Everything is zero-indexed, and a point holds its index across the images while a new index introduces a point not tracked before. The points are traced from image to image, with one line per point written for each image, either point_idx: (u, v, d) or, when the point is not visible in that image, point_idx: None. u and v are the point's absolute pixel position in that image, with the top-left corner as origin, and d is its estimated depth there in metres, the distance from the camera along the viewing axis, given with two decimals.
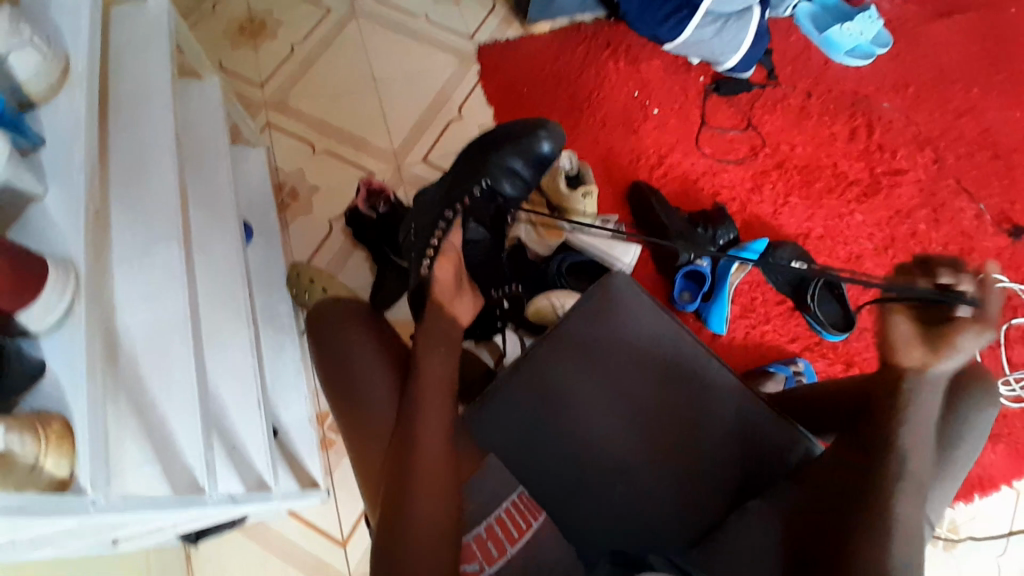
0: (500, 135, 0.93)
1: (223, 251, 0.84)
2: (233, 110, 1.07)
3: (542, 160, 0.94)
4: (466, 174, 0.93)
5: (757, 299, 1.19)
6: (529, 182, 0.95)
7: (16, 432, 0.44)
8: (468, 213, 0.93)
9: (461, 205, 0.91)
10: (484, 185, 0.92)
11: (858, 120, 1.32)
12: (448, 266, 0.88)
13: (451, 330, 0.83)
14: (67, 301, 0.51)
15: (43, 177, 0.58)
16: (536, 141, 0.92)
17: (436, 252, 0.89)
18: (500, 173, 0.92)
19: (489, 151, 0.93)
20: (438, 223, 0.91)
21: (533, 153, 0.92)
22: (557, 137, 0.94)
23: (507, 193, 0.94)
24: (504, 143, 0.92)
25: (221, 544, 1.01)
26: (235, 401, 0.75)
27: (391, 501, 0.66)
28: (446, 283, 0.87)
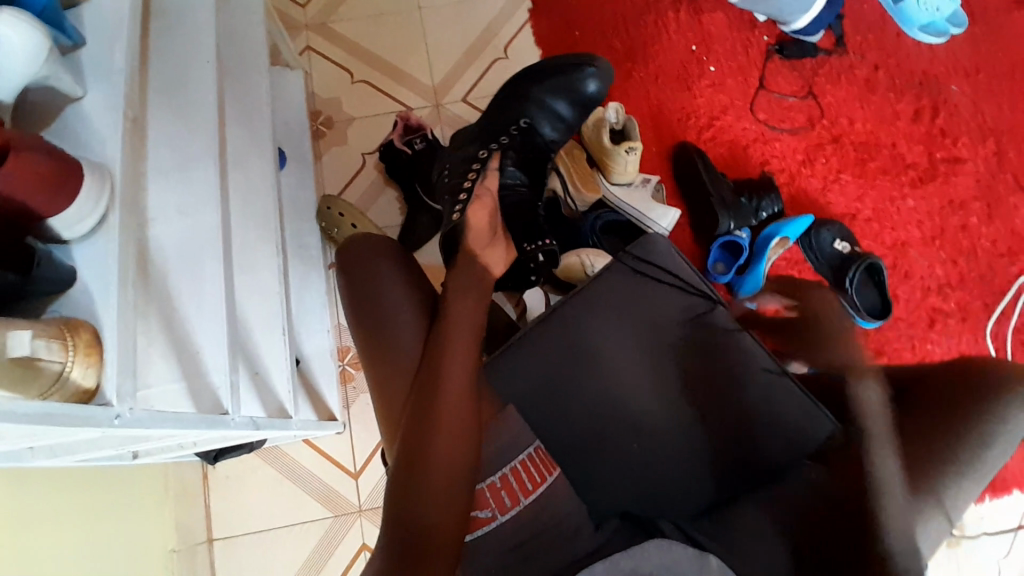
0: (544, 71, 0.95)
1: (256, 175, 0.82)
2: (275, 29, 1.03)
3: (583, 99, 0.96)
4: (504, 109, 0.95)
5: (793, 278, 1.16)
6: (569, 124, 0.97)
7: (45, 338, 0.43)
8: (505, 153, 0.93)
9: (497, 144, 0.92)
10: (523, 123, 0.94)
11: (924, 100, 1.23)
12: (482, 212, 0.86)
13: (485, 276, 0.80)
14: (102, 209, 0.50)
15: (82, 79, 0.56)
16: (580, 79, 0.94)
17: (470, 196, 0.86)
18: (539, 112, 0.95)
19: (530, 88, 0.94)
20: (472, 163, 0.91)
21: (575, 91, 0.94)
22: (603, 75, 0.95)
23: (546, 133, 0.96)
24: (545, 80, 0.94)
25: (238, 463, 1.05)
26: (261, 327, 0.75)
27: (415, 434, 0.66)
28: (480, 229, 0.85)
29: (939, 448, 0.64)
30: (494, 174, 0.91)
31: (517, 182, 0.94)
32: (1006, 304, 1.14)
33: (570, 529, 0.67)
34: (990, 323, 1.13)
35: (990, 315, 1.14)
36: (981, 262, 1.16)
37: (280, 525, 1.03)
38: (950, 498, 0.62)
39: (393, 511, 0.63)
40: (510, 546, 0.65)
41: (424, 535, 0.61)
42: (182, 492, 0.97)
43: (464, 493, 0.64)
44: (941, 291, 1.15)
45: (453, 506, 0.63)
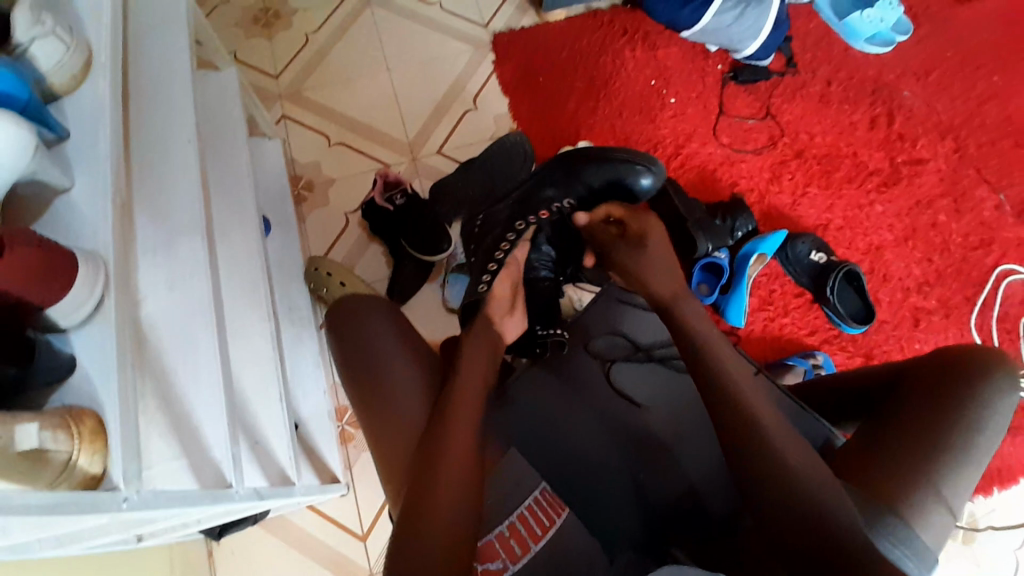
0: (600, 155, 0.93)
1: (242, 244, 0.84)
2: (251, 102, 1.07)
3: (632, 192, 0.94)
4: (550, 184, 0.94)
5: (775, 292, 1.18)
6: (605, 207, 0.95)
7: (50, 430, 0.43)
8: (541, 228, 0.94)
9: (535, 219, 0.93)
10: (564, 205, 0.94)
11: (878, 109, 1.29)
12: (507, 280, 0.88)
13: (496, 339, 0.81)
14: (97, 295, 0.52)
15: (69, 170, 0.58)
16: (634, 174, 0.92)
17: (499, 265, 0.89)
18: (583, 193, 0.94)
19: (582, 169, 0.93)
20: (509, 231, 0.93)
21: (626, 183, 0.92)
22: (658, 176, 0.93)
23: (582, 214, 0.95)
24: (599, 164, 0.92)
25: (242, 537, 1.03)
26: (257, 396, 0.76)
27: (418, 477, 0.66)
28: (502, 297, 0.86)
29: (935, 433, 0.65)
30: (524, 246, 0.93)
31: (545, 259, 0.95)
32: (986, 295, 1.18)
33: (584, 567, 0.66)
34: (973, 314, 1.16)
35: (972, 306, 1.17)
36: (956, 256, 1.20)
37: None
38: (949, 483, 0.63)
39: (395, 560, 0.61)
40: None
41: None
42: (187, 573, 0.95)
43: (467, 536, 0.63)
44: (921, 290, 1.18)
45: (457, 553, 0.61)
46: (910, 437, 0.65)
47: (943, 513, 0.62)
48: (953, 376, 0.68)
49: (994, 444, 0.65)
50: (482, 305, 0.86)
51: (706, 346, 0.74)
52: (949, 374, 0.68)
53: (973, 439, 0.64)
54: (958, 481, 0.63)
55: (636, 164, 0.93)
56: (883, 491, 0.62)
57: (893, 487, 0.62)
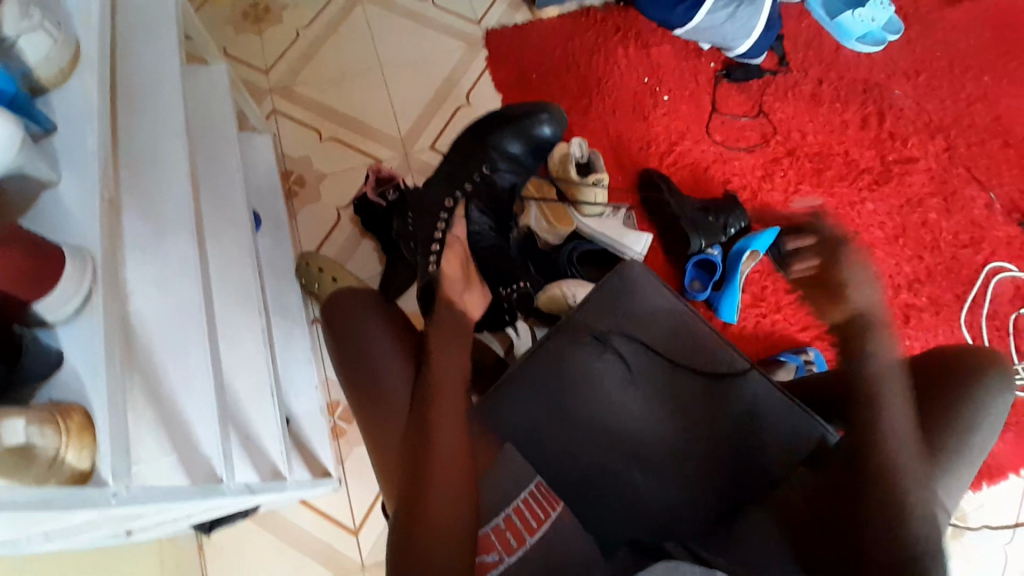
0: (503, 118, 0.99)
1: (234, 240, 0.84)
2: (242, 98, 1.06)
3: (541, 142, 1.00)
4: (465, 157, 1.00)
5: (767, 288, 1.18)
6: (523, 167, 1.01)
7: (38, 425, 0.42)
8: (470, 199, 0.99)
9: (462, 191, 0.98)
10: (485, 173, 0.98)
11: (869, 108, 1.30)
12: (454, 260, 0.93)
13: (461, 320, 0.86)
14: (86, 289, 0.51)
15: (56, 164, 0.57)
16: (536, 124, 0.99)
17: (442, 246, 0.94)
18: (500, 157, 0.99)
19: (491, 135, 0.99)
20: (441, 211, 0.98)
21: (532, 135, 0.99)
22: (557, 120, 1.01)
23: (510, 179, 1.00)
24: (505, 126, 0.98)
25: (233, 533, 1.02)
26: (248, 392, 0.75)
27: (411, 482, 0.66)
28: (454, 276, 0.91)
29: (931, 434, 0.67)
30: (460, 223, 0.97)
31: (484, 227, 0.99)
32: (976, 293, 1.19)
33: (581, 564, 0.65)
34: (963, 312, 1.18)
35: (962, 304, 1.18)
36: (946, 254, 1.21)
37: None
38: (946, 482, 0.66)
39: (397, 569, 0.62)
40: None
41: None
42: None
43: (466, 538, 0.63)
44: (912, 287, 1.19)
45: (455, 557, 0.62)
46: (915, 437, 0.67)
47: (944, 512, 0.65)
48: (947, 375, 0.69)
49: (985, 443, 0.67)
50: (436, 285, 0.91)
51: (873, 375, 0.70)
52: (947, 373, 0.69)
53: (965, 440, 0.67)
54: (954, 481, 0.66)
55: (536, 114, 1.00)
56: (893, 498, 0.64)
57: (902, 491, 0.65)
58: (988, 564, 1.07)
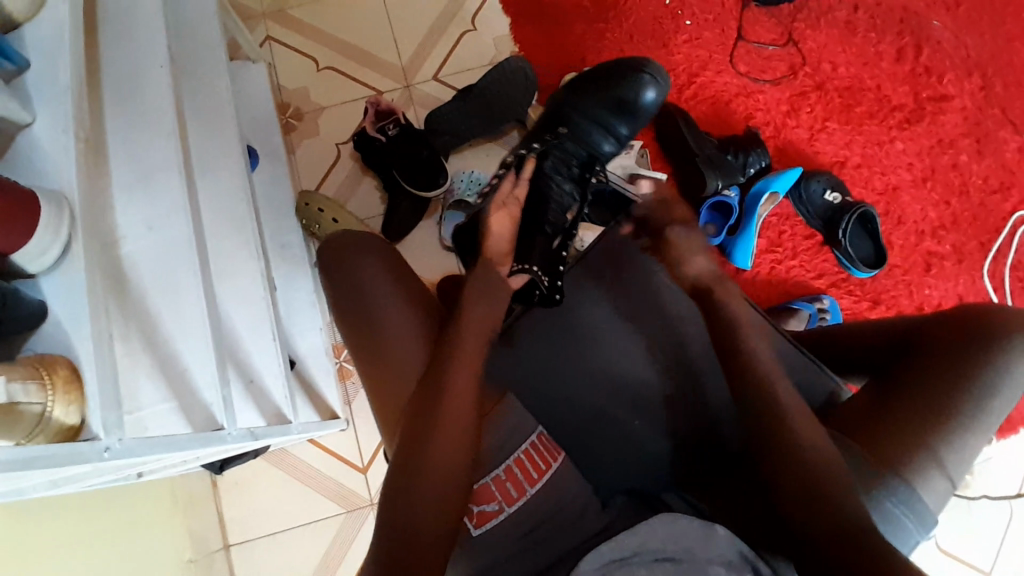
0: (602, 81, 0.98)
1: (226, 180, 0.80)
2: (231, 23, 0.98)
3: (642, 109, 0.98)
4: (553, 117, 0.97)
5: (785, 233, 1.13)
6: (617, 139, 0.98)
7: (20, 381, 0.41)
8: (547, 152, 0.92)
9: (540, 143, 0.93)
10: (571, 132, 0.95)
11: (905, 39, 1.20)
12: (505, 219, 0.83)
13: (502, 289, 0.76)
14: (64, 239, 0.48)
15: (28, 102, 0.53)
16: (637, 89, 0.97)
17: (493, 204, 0.84)
18: (593, 122, 0.96)
19: (586, 99, 0.97)
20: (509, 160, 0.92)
21: (633, 102, 0.97)
22: (659, 85, 0.98)
23: (604, 150, 0.97)
24: (603, 91, 0.97)
25: (245, 468, 1.04)
26: (249, 334, 0.74)
27: (414, 436, 0.62)
28: (499, 238, 0.81)
29: (942, 399, 0.63)
30: (525, 179, 0.88)
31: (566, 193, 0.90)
32: (1001, 243, 1.14)
33: (579, 512, 0.66)
34: (985, 262, 1.13)
35: (985, 254, 1.13)
36: (973, 201, 1.15)
37: (293, 526, 1.04)
38: (951, 455, 0.63)
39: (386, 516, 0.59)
40: (524, 532, 0.64)
41: (423, 532, 0.58)
42: (191, 505, 0.96)
43: (461, 479, 0.62)
44: (936, 235, 1.14)
45: (446, 506, 0.60)
46: (936, 403, 0.63)
47: (943, 487, 0.63)
48: (965, 340, 0.66)
49: (1001, 411, 0.64)
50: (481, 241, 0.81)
51: (940, 355, 0.66)
52: (972, 340, 0.65)
53: (983, 405, 0.63)
54: (957, 457, 0.63)
55: (638, 79, 0.98)
56: (892, 457, 0.62)
57: (906, 452, 0.62)
58: (988, 512, 1.08)
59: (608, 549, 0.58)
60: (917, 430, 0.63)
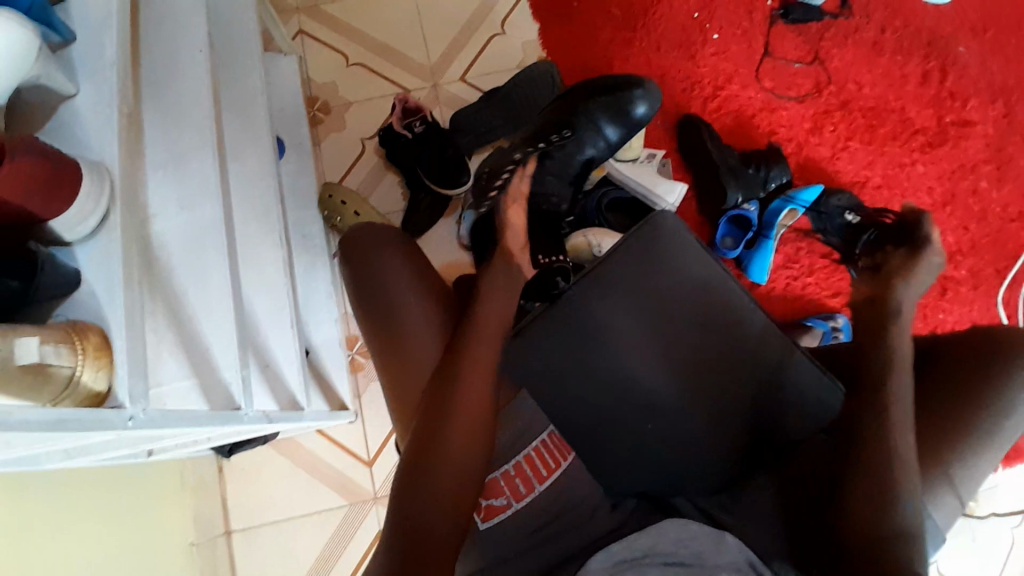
0: (597, 88, 0.97)
1: (254, 166, 0.82)
2: (266, 15, 1.00)
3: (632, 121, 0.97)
4: (550, 120, 0.96)
5: (801, 250, 1.13)
6: (609, 146, 0.98)
7: (52, 344, 0.42)
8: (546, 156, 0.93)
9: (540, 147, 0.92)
10: (564, 136, 0.94)
11: (932, 62, 1.20)
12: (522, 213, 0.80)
13: (516, 278, 0.76)
14: (102, 209, 0.50)
15: (74, 75, 0.55)
16: (629, 101, 0.96)
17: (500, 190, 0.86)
18: (588, 127, 0.95)
19: (583, 104, 0.96)
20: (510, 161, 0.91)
21: (625, 113, 0.96)
22: (652, 99, 0.97)
23: (594, 155, 0.97)
24: (599, 99, 0.96)
25: (252, 454, 1.05)
26: (269, 320, 0.75)
27: (428, 427, 0.63)
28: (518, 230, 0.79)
29: (956, 418, 0.64)
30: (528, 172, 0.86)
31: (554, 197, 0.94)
32: (1018, 271, 1.13)
33: (584, 513, 0.66)
34: (1002, 289, 1.12)
35: (1002, 281, 1.13)
36: (994, 227, 1.15)
37: (297, 514, 1.04)
38: (962, 472, 0.63)
39: (400, 507, 0.59)
40: (529, 527, 0.65)
41: (435, 529, 0.58)
42: (198, 487, 0.98)
43: (473, 478, 0.62)
44: (954, 259, 1.14)
45: (460, 497, 0.61)
46: (952, 423, 0.64)
47: (951, 502, 0.64)
48: (984, 358, 0.65)
49: (1016, 433, 0.64)
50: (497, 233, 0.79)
51: (957, 374, 0.66)
52: (995, 362, 0.65)
53: (998, 426, 0.63)
54: (969, 476, 0.64)
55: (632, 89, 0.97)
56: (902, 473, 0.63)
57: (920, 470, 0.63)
58: (993, 543, 1.07)
59: (618, 548, 0.58)
60: (934, 449, 0.64)
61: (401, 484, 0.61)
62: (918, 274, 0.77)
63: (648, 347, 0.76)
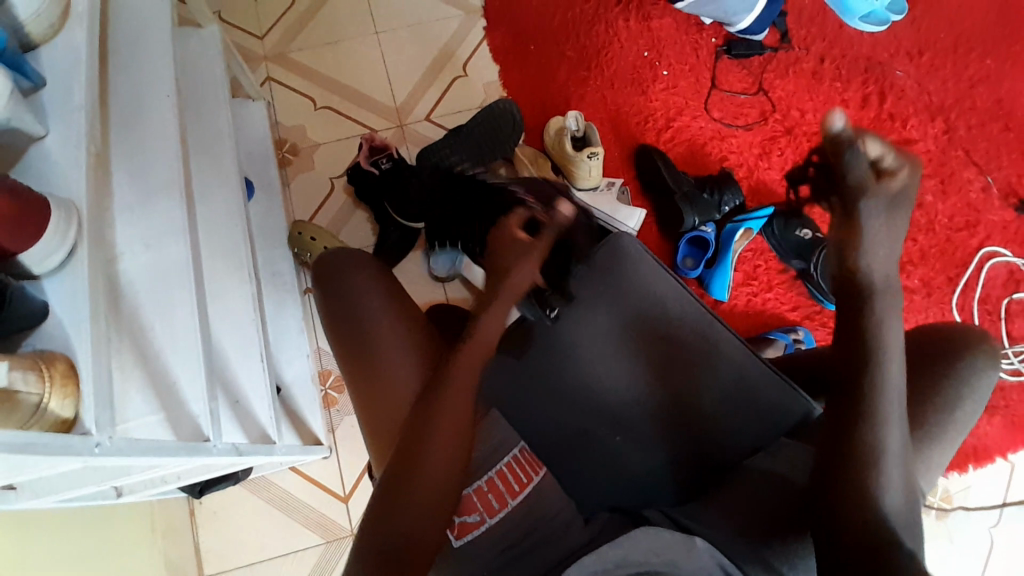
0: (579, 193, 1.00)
1: (224, 204, 0.83)
2: (234, 62, 1.04)
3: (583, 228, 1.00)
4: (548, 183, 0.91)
5: (760, 267, 1.18)
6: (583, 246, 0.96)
7: (20, 370, 0.43)
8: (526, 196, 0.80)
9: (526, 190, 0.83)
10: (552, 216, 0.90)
11: (870, 88, 1.29)
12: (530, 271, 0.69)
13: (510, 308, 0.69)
14: (69, 243, 0.51)
15: (43, 118, 0.57)
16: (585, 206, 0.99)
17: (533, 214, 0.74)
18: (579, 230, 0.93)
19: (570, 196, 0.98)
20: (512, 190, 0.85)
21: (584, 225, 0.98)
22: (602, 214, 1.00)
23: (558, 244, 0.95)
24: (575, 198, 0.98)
25: (224, 498, 1.03)
26: (238, 355, 0.76)
27: (409, 438, 0.63)
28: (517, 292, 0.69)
29: (913, 413, 0.66)
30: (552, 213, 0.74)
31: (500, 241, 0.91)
32: (968, 277, 1.19)
33: (560, 527, 0.66)
34: (955, 295, 1.18)
35: (954, 287, 1.19)
36: (941, 236, 1.21)
37: (272, 557, 1.01)
38: (921, 468, 0.65)
39: (380, 521, 0.59)
40: (504, 544, 0.65)
41: (422, 531, 0.59)
42: (167, 534, 0.95)
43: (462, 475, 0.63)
44: (905, 268, 1.20)
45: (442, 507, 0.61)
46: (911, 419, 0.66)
47: None
48: (939, 356, 0.68)
49: (966, 424, 0.67)
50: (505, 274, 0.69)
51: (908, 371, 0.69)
52: (940, 358, 0.68)
53: (950, 418, 0.66)
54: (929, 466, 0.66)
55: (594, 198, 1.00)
56: None
57: None
58: (972, 544, 1.09)
59: (592, 560, 0.57)
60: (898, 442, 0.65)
61: (381, 497, 0.61)
62: (869, 234, 0.63)
63: (620, 357, 0.80)
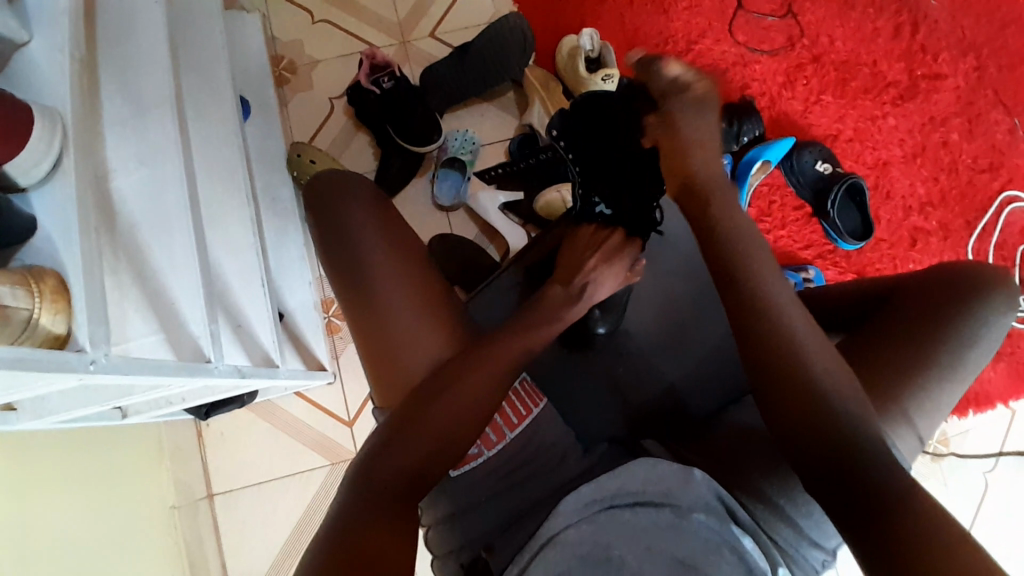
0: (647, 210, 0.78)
1: (218, 124, 0.79)
2: None
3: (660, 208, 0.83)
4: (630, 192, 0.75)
5: (775, 204, 1.15)
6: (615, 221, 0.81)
7: (8, 285, 0.41)
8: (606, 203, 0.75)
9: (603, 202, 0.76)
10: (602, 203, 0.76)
11: (903, 16, 1.20)
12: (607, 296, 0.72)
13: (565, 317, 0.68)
14: (55, 152, 0.48)
15: (26, 23, 0.52)
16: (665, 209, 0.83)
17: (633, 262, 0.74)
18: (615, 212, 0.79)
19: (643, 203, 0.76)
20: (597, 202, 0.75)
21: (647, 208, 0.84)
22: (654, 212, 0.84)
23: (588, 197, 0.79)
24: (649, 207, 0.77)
25: (230, 420, 1.05)
26: (240, 280, 0.74)
27: (426, 390, 0.61)
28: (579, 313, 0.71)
29: (925, 349, 0.64)
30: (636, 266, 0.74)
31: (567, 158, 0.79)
32: (987, 222, 1.15)
33: (556, 457, 0.67)
34: (971, 240, 1.14)
35: (971, 232, 1.15)
36: (963, 178, 1.16)
37: (279, 476, 1.04)
38: (929, 405, 0.64)
39: (383, 469, 0.57)
40: (502, 473, 0.65)
41: (429, 478, 0.59)
42: (176, 453, 0.97)
43: (477, 422, 0.62)
44: (923, 211, 1.15)
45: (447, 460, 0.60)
46: (924, 359, 0.64)
47: (916, 441, 0.63)
48: (956, 293, 0.67)
49: (977, 365, 0.66)
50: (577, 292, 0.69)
51: (925, 307, 0.67)
52: (959, 295, 0.66)
53: (961, 357, 0.65)
54: (934, 409, 0.64)
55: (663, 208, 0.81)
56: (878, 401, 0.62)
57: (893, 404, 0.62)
58: (964, 486, 1.11)
59: (589, 489, 0.57)
60: (904, 377, 0.63)
61: (385, 443, 0.59)
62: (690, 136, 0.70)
63: (637, 295, 0.80)
